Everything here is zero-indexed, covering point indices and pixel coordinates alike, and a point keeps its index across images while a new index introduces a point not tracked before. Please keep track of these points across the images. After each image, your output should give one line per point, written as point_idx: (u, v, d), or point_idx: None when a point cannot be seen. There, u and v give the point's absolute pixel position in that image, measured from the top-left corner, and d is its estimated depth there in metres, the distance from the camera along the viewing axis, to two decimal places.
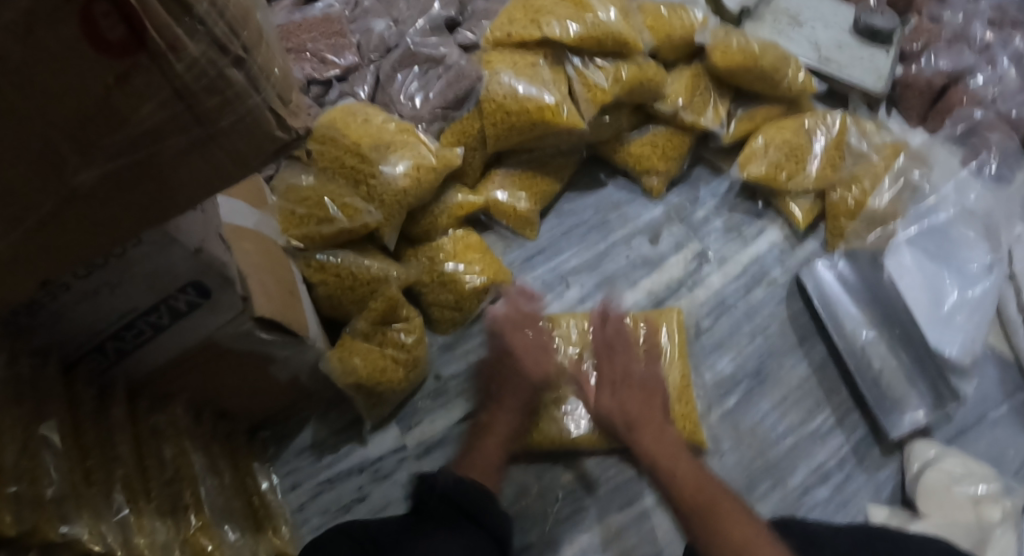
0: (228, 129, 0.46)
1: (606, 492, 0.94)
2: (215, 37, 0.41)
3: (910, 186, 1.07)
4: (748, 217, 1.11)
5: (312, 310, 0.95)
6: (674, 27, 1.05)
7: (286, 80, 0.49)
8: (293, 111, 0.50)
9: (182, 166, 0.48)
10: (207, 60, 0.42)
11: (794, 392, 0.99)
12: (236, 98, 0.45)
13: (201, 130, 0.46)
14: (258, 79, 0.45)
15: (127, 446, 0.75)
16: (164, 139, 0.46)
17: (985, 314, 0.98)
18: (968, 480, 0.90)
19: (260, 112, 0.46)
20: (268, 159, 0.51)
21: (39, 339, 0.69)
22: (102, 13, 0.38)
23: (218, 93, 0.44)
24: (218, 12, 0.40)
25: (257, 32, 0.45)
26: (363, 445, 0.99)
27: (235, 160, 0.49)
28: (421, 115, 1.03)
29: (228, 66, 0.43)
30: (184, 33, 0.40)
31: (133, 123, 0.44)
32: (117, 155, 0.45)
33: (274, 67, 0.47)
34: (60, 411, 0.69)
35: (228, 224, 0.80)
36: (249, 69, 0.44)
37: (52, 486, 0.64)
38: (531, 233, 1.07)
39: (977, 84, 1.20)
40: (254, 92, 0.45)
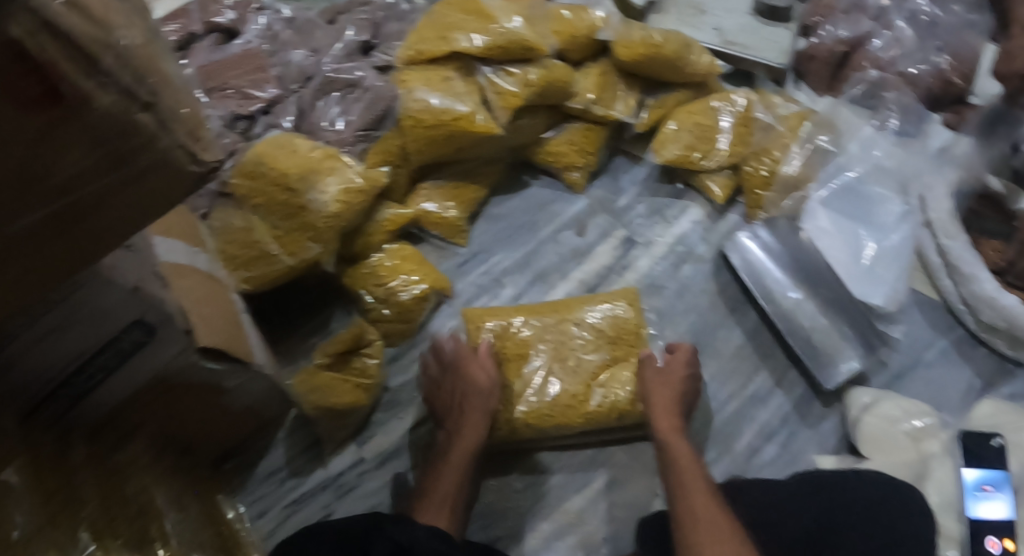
0: (150, 166, 0.50)
1: (562, 478, 0.97)
2: (125, 86, 0.44)
3: (819, 151, 1.12)
4: (670, 200, 1.16)
5: (256, 337, 0.97)
6: (579, 28, 1.09)
7: (195, 117, 0.51)
8: (206, 145, 0.52)
9: (111, 205, 0.51)
10: (121, 108, 0.45)
11: (731, 360, 1.03)
12: (149, 139, 0.48)
13: (126, 168, 0.49)
14: (168, 120, 0.48)
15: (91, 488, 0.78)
16: (88, 182, 0.48)
17: (904, 264, 1.03)
18: (905, 419, 0.96)
19: (173, 152, 0.50)
20: (190, 190, 0.55)
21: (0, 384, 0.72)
22: (20, 75, 0.39)
23: (133, 136, 0.47)
24: (123, 64, 0.43)
25: (166, 78, 0.47)
26: (324, 466, 1.03)
27: (160, 195, 0.54)
28: (344, 139, 1.05)
29: (137, 110, 0.45)
30: (95, 87, 0.42)
31: (57, 174, 0.46)
32: (44, 201, 0.47)
33: (184, 107, 0.49)
34: (22, 459, 0.71)
35: (162, 262, 0.81)
36: (159, 112, 0.47)
37: (17, 528, 0.66)
38: (463, 238, 1.11)
39: (876, 48, 1.25)
40: (165, 132, 0.48)
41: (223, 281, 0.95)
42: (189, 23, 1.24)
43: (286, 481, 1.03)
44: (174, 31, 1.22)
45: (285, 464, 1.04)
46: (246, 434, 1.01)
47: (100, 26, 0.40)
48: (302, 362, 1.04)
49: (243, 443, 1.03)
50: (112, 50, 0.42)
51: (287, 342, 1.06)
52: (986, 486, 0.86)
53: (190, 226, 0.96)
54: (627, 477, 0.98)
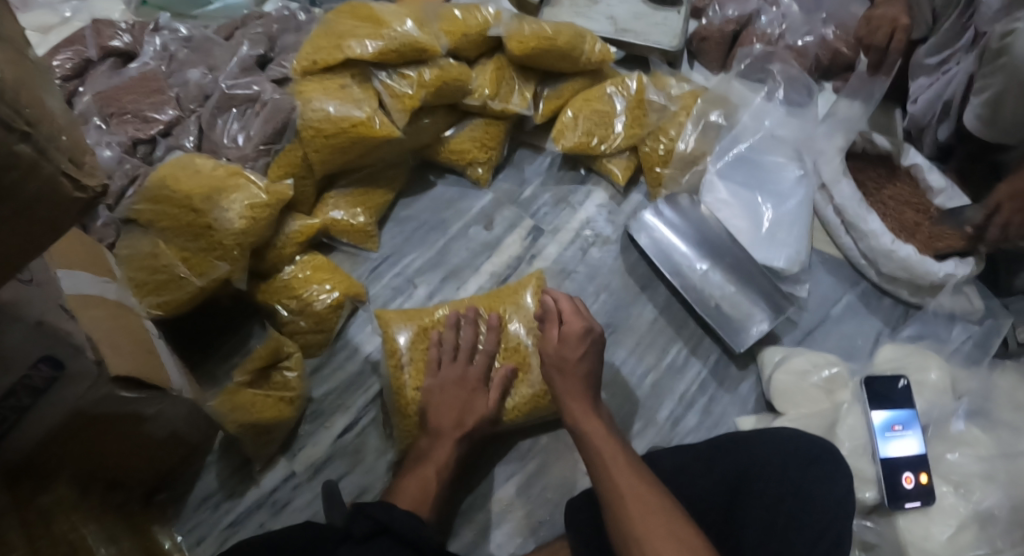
0: (34, 201, 0.51)
1: (494, 466, 1.00)
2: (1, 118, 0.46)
3: (712, 127, 1.16)
4: (574, 186, 1.18)
5: (174, 363, 0.97)
6: (470, 27, 1.11)
7: (77, 144, 0.53)
8: (89, 171, 0.54)
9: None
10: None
11: (645, 334, 1.07)
12: (31, 170, 0.49)
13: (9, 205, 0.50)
14: (48, 149, 0.50)
15: (19, 528, 0.78)
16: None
17: (802, 227, 1.09)
18: (816, 371, 1.02)
19: (56, 179, 0.51)
20: (78, 218, 0.56)
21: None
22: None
23: (13, 168, 0.48)
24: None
25: (44, 109, 0.50)
26: (257, 484, 1.03)
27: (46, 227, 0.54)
28: (246, 154, 1.06)
29: (15, 142, 0.47)
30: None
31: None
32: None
33: (63, 135, 0.51)
34: None
35: (68, 295, 0.81)
36: (37, 142, 0.48)
37: None
38: (373, 243, 1.12)
39: (763, 25, 1.30)
40: (47, 161, 0.50)
41: (138, 310, 0.95)
42: (85, 49, 1.22)
43: (222, 504, 1.02)
44: (69, 58, 1.20)
45: (218, 488, 1.03)
46: (175, 462, 1.01)
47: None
48: (226, 383, 1.05)
49: (169, 474, 1.03)
50: None
51: (207, 365, 1.07)
52: (896, 426, 0.95)
53: (97, 256, 0.95)
54: (556, 459, 1.01)
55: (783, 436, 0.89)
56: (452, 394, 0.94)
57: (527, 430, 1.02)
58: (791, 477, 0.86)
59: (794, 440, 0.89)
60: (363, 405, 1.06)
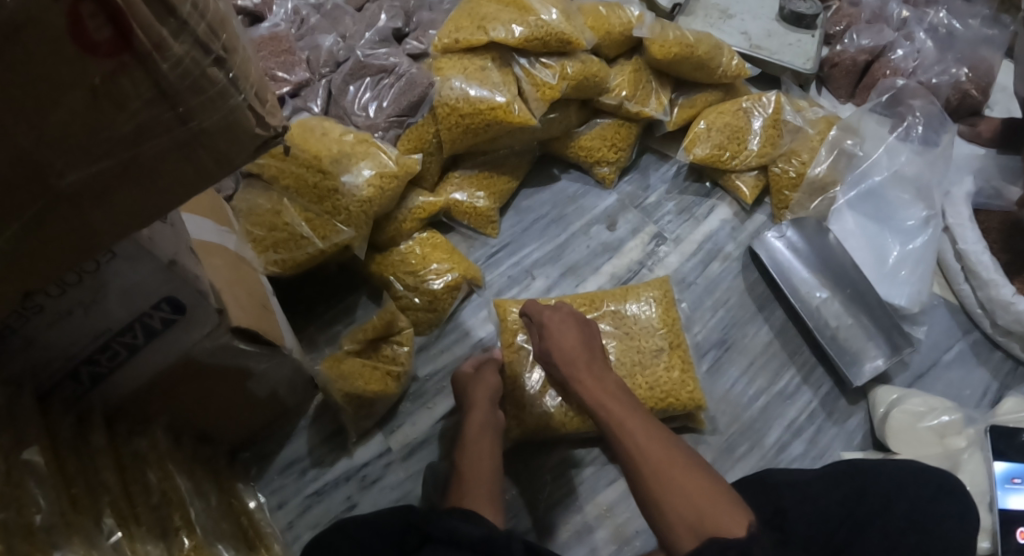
0: (211, 127, 0.49)
1: (593, 470, 0.97)
2: (198, 37, 0.44)
3: (845, 155, 1.12)
4: (698, 198, 1.16)
5: (285, 322, 0.96)
6: (613, 25, 1.10)
7: (263, 81, 0.52)
8: (271, 110, 0.53)
9: (167, 165, 0.51)
10: (191, 59, 0.45)
11: (760, 355, 1.03)
12: (217, 95, 0.48)
13: (186, 129, 0.49)
14: (239, 78, 0.48)
15: (110, 472, 0.76)
16: (145, 144, 0.48)
17: (928, 267, 1.04)
18: (931, 415, 0.95)
19: (240, 112, 0.50)
20: (250, 157, 0.54)
21: (22, 359, 0.71)
22: (88, 14, 0.40)
23: (201, 92, 0.47)
24: (199, 13, 0.44)
25: (235, 39, 0.48)
26: (348, 455, 1.01)
27: (219, 158, 0.52)
28: (377, 124, 1.05)
29: (208, 64, 0.46)
30: (168, 34, 0.43)
31: (119, 125, 0.46)
32: (106, 152, 0.47)
33: (251, 69, 0.50)
34: (40, 441, 0.69)
35: (195, 238, 0.81)
36: (229, 69, 0.47)
37: (40, 513, 0.63)
38: (492, 229, 1.11)
39: (898, 59, 1.27)
40: (235, 91, 0.48)
41: (259, 268, 0.95)
42: None
43: (308, 471, 1.01)
44: None
45: (307, 453, 1.02)
46: (266, 421, 1.00)
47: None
48: (325, 350, 1.03)
49: (258, 433, 1.01)
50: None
51: (309, 330, 1.05)
52: (1015, 479, 0.86)
53: (216, 206, 0.94)
54: None
55: (899, 469, 0.82)
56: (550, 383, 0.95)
57: None
58: (917, 508, 0.78)
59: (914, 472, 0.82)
60: None
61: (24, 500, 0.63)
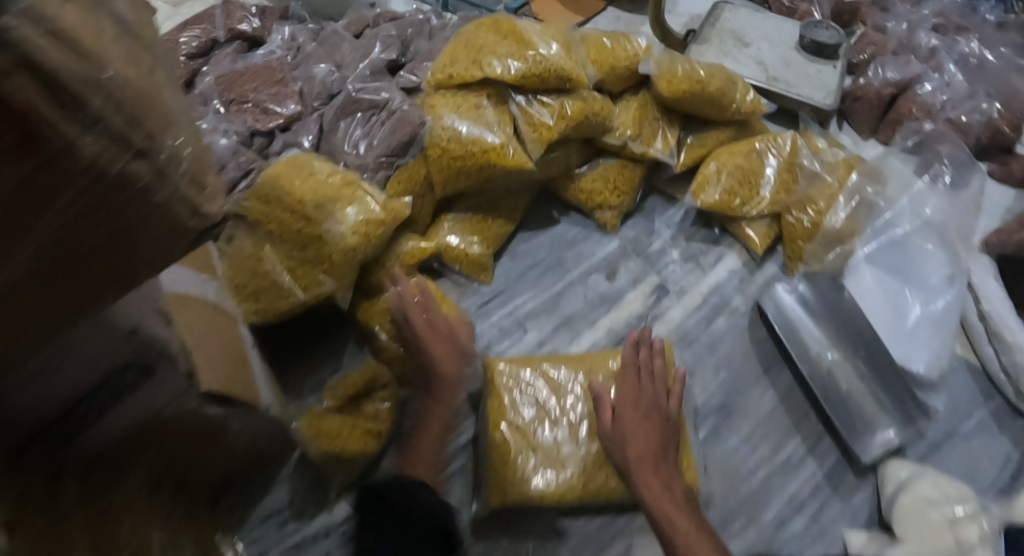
0: (143, 222, 0.43)
1: (577, 540, 0.90)
2: (115, 131, 0.38)
3: (864, 204, 1.04)
4: (705, 245, 1.10)
5: (261, 372, 0.91)
6: (619, 58, 1.04)
7: (200, 163, 0.44)
8: (209, 196, 0.45)
9: (100, 257, 0.44)
10: (108, 158, 0.38)
11: (762, 422, 0.96)
12: (145, 193, 0.41)
13: (115, 223, 0.42)
14: (166, 169, 0.41)
15: (82, 534, 0.69)
16: (75, 237, 0.41)
17: (949, 331, 0.94)
18: (945, 503, 0.85)
19: (172, 204, 0.43)
20: (187, 245, 0.47)
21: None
22: None
23: (124, 189, 0.40)
24: (115, 105, 0.37)
25: (164, 118, 0.41)
26: (327, 510, 0.98)
27: (155, 248, 0.46)
28: (365, 163, 1.00)
29: (129, 158, 0.39)
30: (78, 135, 0.36)
31: (38, 226, 0.39)
32: (29, 252, 0.41)
33: (184, 151, 0.42)
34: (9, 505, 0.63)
35: (166, 292, 0.77)
36: (157, 159, 0.40)
37: None
38: (485, 276, 1.05)
39: (926, 92, 1.18)
40: (163, 184, 0.41)
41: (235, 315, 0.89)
42: (213, 30, 1.21)
43: (287, 523, 0.97)
44: (197, 37, 1.19)
45: (288, 504, 0.99)
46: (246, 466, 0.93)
47: (87, 68, 0.35)
48: (309, 400, 0.98)
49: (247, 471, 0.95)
50: (104, 90, 0.36)
51: (295, 376, 1.00)
52: None
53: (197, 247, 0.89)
54: (645, 544, 0.90)
55: None
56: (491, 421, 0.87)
57: (634, 517, 0.91)
58: None
59: None
60: (453, 449, 0.97)
61: None
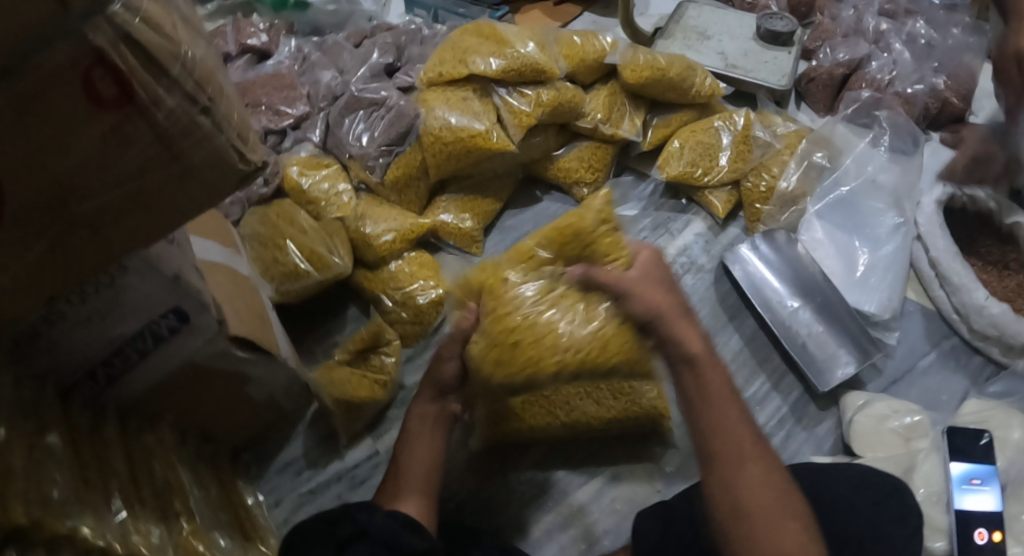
0: (199, 164, 0.54)
1: (566, 472, 1.01)
2: (187, 91, 0.50)
3: (815, 167, 1.17)
4: (674, 214, 1.22)
5: (282, 332, 1.04)
6: (588, 52, 1.18)
7: (244, 123, 0.57)
8: (252, 147, 0.57)
9: (164, 197, 0.56)
10: (182, 110, 0.50)
11: (730, 364, 1.08)
12: (204, 138, 0.53)
13: (178, 165, 0.53)
14: (222, 123, 0.54)
15: (121, 465, 0.82)
16: (150, 174, 0.53)
17: (897, 273, 1.09)
18: (895, 417, 0.98)
19: (224, 150, 0.54)
20: (234, 188, 0.59)
21: (40, 362, 0.75)
22: (99, 77, 0.46)
23: (190, 135, 0.52)
24: (188, 72, 0.49)
25: (220, 88, 0.53)
26: (340, 458, 1.08)
27: (207, 188, 0.57)
28: (368, 152, 1.15)
29: (197, 113, 0.51)
30: (163, 91, 0.49)
31: (123, 164, 0.51)
32: (111, 186, 0.53)
33: (234, 115, 0.55)
34: (61, 429, 0.75)
35: (200, 259, 0.89)
36: (214, 116, 0.52)
37: (56, 488, 0.68)
38: (477, 249, 1.19)
39: (874, 71, 1.32)
40: (219, 133, 0.53)
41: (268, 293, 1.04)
42: (226, 45, 1.35)
43: (303, 471, 1.08)
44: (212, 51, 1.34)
45: (302, 456, 1.09)
46: (264, 425, 1.08)
47: (167, 43, 0.48)
48: (321, 360, 1.11)
49: (263, 430, 1.09)
50: (180, 61, 0.49)
51: (308, 342, 1.13)
52: (974, 479, 0.88)
53: (222, 230, 1.02)
54: (628, 474, 1.01)
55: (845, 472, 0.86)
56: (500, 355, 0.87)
57: (616, 450, 1.03)
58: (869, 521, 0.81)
59: (857, 474, 0.86)
60: None
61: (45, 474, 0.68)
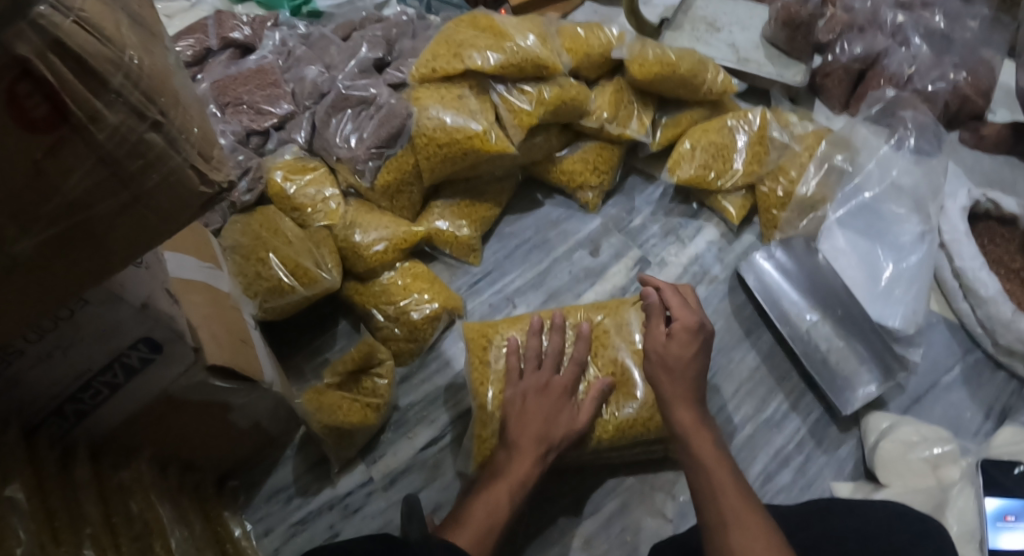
0: (154, 190, 0.47)
1: (572, 502, 0.94)
2: (134, 105, 0.43)
3: (835, 170, 1.09)
4: (684, 219, 1.15)
5: (265, 351, 0.97)
6: (592, 46, 1.10)
7: (207, 137, 0.49)
8: (216, 166, 0.50)
9: (114, 229, 0.48)
10: (128, 128, 0.43)
11: (746, 382, 1.01)
12: (158, 158, 0.45)
13: (128, 192, 0.46)
14: (178, 139, 0.46)
15: (93, 506, 0.74)
16: (96, 204, 0.46)
17: (923, 285, 0.98)
18: (923, 445, 0.91)
19: (181, 172, 0.47)
20: (197, 215, 0.51)
21: (1, 403, 0.70)
22: (24, 94, 0.39)
23: (139, 157, 0.44)
24: (133, 82, 0.42)
25: (175, 96, 0.46)
26: (331, 486, 1.01)
27: (165, 217, 0.49)
28: (357, 155, 1.06)
29: (146, 130, 0.44)
30: (102, 106, 0.41)
31: (63, 193, 0.44)
32: (50, 221, 0.45)
33: (194, 127, 0.48)
34: (25, 474, 0.68)
35: (173, 277, 0.81)
36: (169, 132, 0.45)
37: (20, 545, 0.61)
38: (475, 258, 1.11)
39: (893, 65, 1.23)
40: (174, 152, 0.46)
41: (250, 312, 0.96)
42: (206, 38, 1.27)
43: (293, 499, 1.01)
44: (191, 45, 1.25)
45: (292, 482, 1.02)
46: (252, 449, 1.00)
47: (108, 50, 0.41)
48: (311, 380, 1.04)
49: (250, 459, 1.02)
50: (123, 69, 0.42)
51: (295, 360, 1.06)
52: (1009, 516, 0.82)
53: (200, 241, 0.94)
54: (638, 503, 0.95)
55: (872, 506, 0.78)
56: (535, 404, 0.88)
57: (626, 476, 0.96)
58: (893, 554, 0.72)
59: (886, 510, 0.77)
60: (447, 421, 1.04)
61: (4, 531, 0.61)
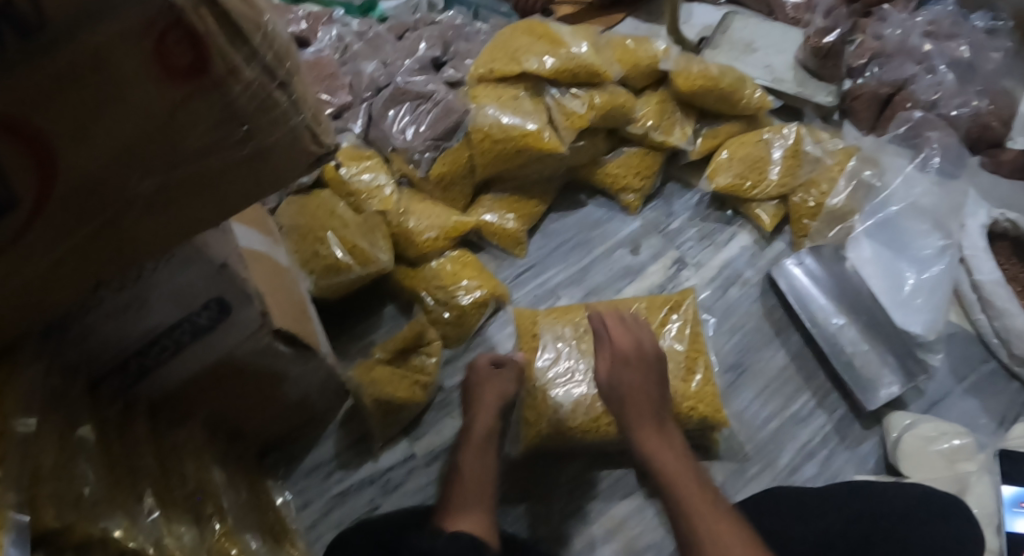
0: (272, 147, 0.47)
1: (608, 484, 0.99)
2: (266, 65, 0.42)
3: (863, 185, 1.16)
4: (719, 225, 1.21)
5: (320, 327, 1.02)
6: (641, 58, 1.17)
7: (316, 103, 0.49)
8: (325, 129, 0.50)
9: (227, 181, 0.48)
10: (260, 85, 0.43)
11: (774, 380, 1.06)
12: (281, 116, 0.45)
13: (247, 147, 0.46)
14: (299, 102, 0.46)
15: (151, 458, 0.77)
16: (215, 157, 0.46)
17: (943, 295, 1.06)
18: (943, 439, 0.97)
19: (299, 132, 0.47)
20: (304, 173, 0.51)
21: (68, 356, 0.71)
22: (173, 41, 0.38)
23: (266, 112, 0.44)
24: (269, 43, 0.42)
25: (295, 64, 0.46)
26: (374, 460, 1.05)
27: (274, 176, 0.49)
28: (414, 146, 1.12)
29: (274, 88, 0.43)
30: (241, 60, 0.41)
31: (189, 140, 0.44)
32: (172, 166, 0.46)
33: (308, 96, 0.47)
34: (86, 414, 0.69)
35: (244, 246, 0.82)
36: (292, 94, 0.45)
37: (88, 486, 0.61)
38: (520, 250, 1.17)
39: (917, 90, 1.30)
40: (296, 112, 0.46)
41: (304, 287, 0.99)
42: None
43: (333, 473, 1.05)
44: None
45: (334, 456, 1.06)
46: (298, 423, 1.03)
47: (250, 11, 0.40)
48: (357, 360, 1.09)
49: (291, 434, 1.05)
50: (261, 30, 0.41)
51: (342, 342, 1.11)
52: None
53: (258, 216, 0.96)
54: None
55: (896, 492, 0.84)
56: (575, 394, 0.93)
57: None
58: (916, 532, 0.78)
59: (913, 497, 0.83)
60: None
61: (76, 471, 0.61)
